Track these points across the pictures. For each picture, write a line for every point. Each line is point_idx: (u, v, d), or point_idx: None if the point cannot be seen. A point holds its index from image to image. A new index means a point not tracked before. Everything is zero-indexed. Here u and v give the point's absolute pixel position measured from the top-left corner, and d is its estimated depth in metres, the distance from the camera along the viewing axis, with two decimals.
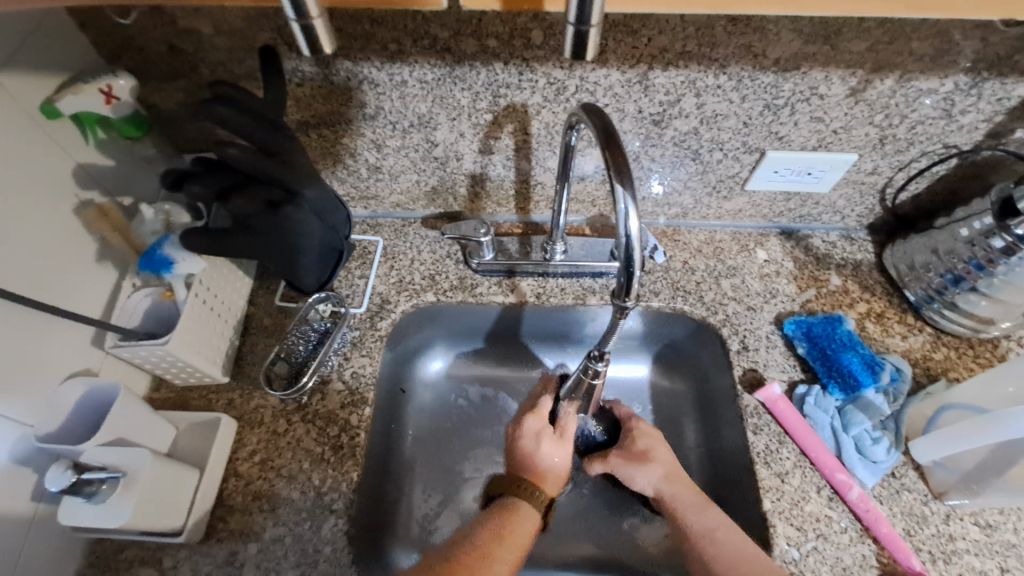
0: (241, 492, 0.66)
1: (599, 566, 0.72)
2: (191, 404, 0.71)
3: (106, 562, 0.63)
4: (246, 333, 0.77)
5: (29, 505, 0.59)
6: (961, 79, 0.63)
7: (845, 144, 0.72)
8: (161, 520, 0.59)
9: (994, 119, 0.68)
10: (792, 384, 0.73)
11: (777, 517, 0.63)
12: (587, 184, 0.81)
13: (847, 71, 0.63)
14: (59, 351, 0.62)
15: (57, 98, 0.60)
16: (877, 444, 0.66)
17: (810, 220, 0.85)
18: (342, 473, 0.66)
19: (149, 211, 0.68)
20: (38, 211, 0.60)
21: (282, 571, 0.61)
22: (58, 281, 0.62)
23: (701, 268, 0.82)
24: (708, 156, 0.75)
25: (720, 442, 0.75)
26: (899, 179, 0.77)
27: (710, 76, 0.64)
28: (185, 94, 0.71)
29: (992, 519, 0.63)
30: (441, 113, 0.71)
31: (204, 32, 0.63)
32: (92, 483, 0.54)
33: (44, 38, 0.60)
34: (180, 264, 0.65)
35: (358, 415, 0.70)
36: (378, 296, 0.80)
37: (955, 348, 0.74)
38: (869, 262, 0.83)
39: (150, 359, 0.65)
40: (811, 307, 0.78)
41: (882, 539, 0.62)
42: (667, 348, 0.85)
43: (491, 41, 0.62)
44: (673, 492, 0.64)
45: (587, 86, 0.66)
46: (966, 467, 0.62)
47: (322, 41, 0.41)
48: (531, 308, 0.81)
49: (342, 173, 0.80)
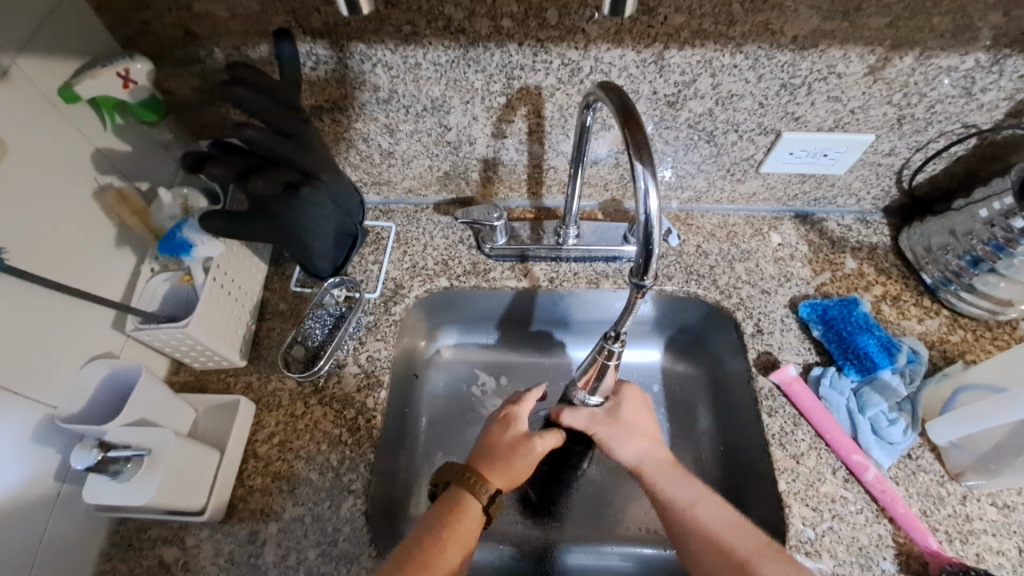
0: (260, 473, 0.67)
1: (613, 547, 0.73)
2: (210, 386, 0.72)
3: (129, 543, 0.64)
4: (262, 318, 0.77)
5: (54, 484, 0.60)
6: (982, 57, 0.63)
7: (862, 124, 0.72)
8: (182, 499, 0.60)
9: (1015, 97, 0.67)
10: (807, 366, 0.72)
11: (792, 498, 0.64)
12: (600, 168, 0.81)
13: (865, 49, 0.63)
14: (80, 333, 0.63)
15: (75, 82, 0.61)
16: (893, 426, 0.66)
17: (825, 204, 0.84)
18: (360, 454, 0.67)
19: (167, 195, 0.69)
20: (57, 194, 0.61)
21: (302, 550, 0.62)
22: (78, 265, 0.63)
23: (714, 252, 0.82)
24: (723, 138, 0.75)
25: (733, 425, 0.76)
26: (916, 159, 0.76)
27: (726, 56, 0.64)
28: (199, 80, 0.71)
29: (1010, 499, 0.63)
30: (454, 96, 0.71)
31: (220, 16, 0.63)
32: (117, 461, 0.56)
33: (61, 23, 0.60)
34: (200, 247, 0.66)
35: (375, 398, 0.71)
36: (392, 281, 0.80)
37: (972, 331, 0.74)
38: (885, 245, 0.82)
39: (170, 342, 0.66)
40: (826, 290, 0.78)
41: (899, 519, 0.62)
42: (679, 332, 0.85)
43: (505, 21, 0.62)
44: (654, 471, 0.61)
45: (602, 66, 0.66)
46: (985, 448, 0.61)
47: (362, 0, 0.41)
48: (544, 292, 0.81)
49: (355, 159, 0.80)
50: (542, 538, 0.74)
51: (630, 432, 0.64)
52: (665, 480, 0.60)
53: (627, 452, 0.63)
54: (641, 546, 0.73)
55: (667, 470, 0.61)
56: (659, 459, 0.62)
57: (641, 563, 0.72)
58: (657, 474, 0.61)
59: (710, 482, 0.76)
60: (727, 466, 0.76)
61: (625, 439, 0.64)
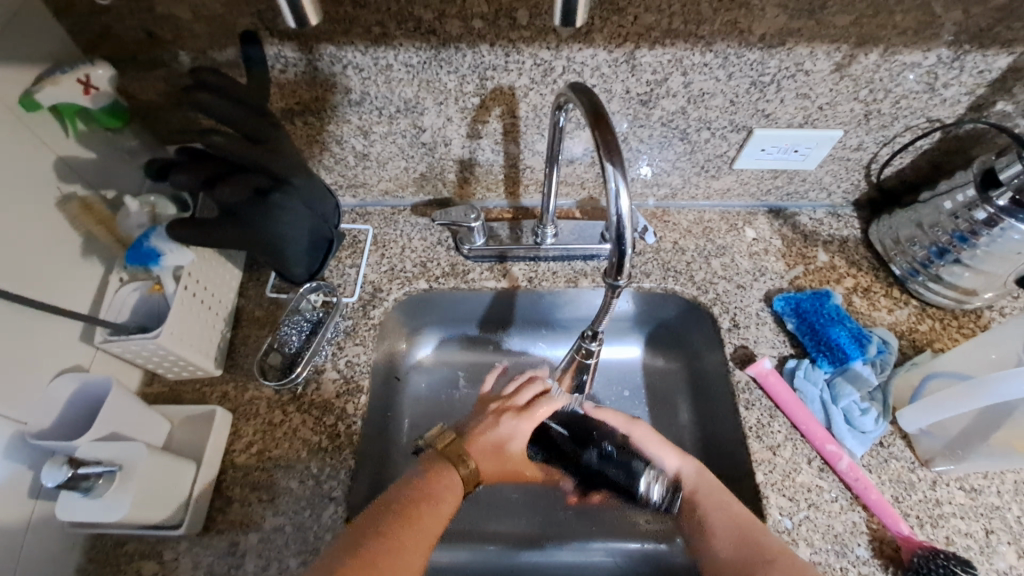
0: (239, 483, 0.66)
1: (594, 542, 0.74)
2: (185, 397, 0.71)
3: (105, 558, 0.63)
4: (237, 326, 0.76)
5: (26, 502, 0.58)
6: (944, 53, 0.64)
7: (831, 120, 0.73)
8: (159, 514, 0.59)
9: (976, 92, 0.68)
10: (782, 359, 0.74)
11: (769, 489, 0.65)
12: (575, 167, 0.81)
13: (832, 46, 0.64)
14: (47, 348, 0.61)
15: (35, 89, 0.59)
16: (865, 415, 0.68)
17: (797, 198, 0.86)
18: (340, 460, 0.67)
19: (133, 203, 0.68)
20: (19, 205, 0.59)
21: (283, 560, 0.61)
22: (45, 278, 0.61)
23: (691, 248, 0.83)
24: (696, 136, 0.75)
25: (713, 419, 0.77)
26: (884, 154, 0.78)
27: (696, 54, 0.64)
28: (166, 84, 0.70)
29: (977, 483, 0.65)
30: (427, 97, 0.70)
31: (184, 18, 0.62)
32: (88, 478, 0.54)
33: (18, 28, 0.58)
34: (168, 256, 0.64)
35: (355, 404, 0.70)
36: (370, 284, 0.79)
37: (940, 320, 0.76)
38: (856, 238, 0.84)
39: (141, 353, 0.64)
40: (799, 283, 0.79)
41: (871, 506, 0.63)
42: (658, 328, 0.85)
43: (476, 22, 0.61)
44: (697, 483, 0.64)
45: (574, 66, 0.66)
46: (953, 434, 0.63)
47: (308, 13, 0.40)
48: (523, 293, 0.81)
49: (329, 162, 0.79)
50: (525, 539, 0.74)
51: (663, 444, 0.69)
52: (701, 488, 0.63)
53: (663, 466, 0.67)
54: (625, 541, 0.74)
55: (706, 475, 0.65)
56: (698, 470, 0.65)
57: (627, 558, 0.73)
58: (699, 481, 0.64)
59: None
60: (707, 459, 0.76)
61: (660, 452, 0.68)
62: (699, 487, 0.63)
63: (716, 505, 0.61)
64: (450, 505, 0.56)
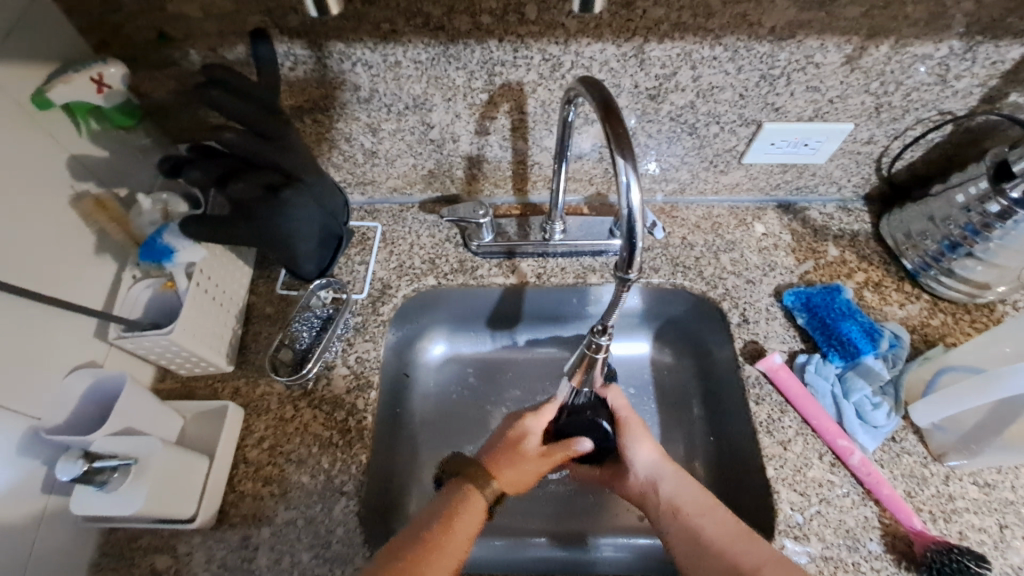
0: (251, 478, 0.66)
1: (604, 537, 0.74)
2: (197, 393, 0.72)
3: (120, 552, 0.63)
4: (248, 322, 0.77)
5: (41, 496, 0.59)
6: (956, 44, 0.64)
7: (841, 113, 0.73)
8: (173, 507, 0.59)
9: (988, 84, 0.68)
10: (793, 354, 0.73)
11: (780, 484, 0.65)
12: (584, 163, 0.81)
13: (842, 38, 0.63)
14: (61, 344, 0.62)
15: (48, 87, 0.60)
16: (877, 410, 0.67)
17: (807, 193, 0.85)
18: (351, 456, 0.67)
19: (146, 202, 0.69)
20: (32, 202, 0.59)
21: (295, 554, 0.62)
22: (58, 275, 0.62)
23: (700, 243, 0.82)
24: (705, 130, 0.75)
25: (722, 414, 0.76)
26: (895, 147, 0.77)
27: (705, 48, 0.64)
28: (176, 83, 0.70)
29: (991, 477, 0.64)
30: (436, 94, 0.70)
31: (194, 17, 0.62)
32: (103, 471, 0.55)
33: (31, 28, 0.59)
34: (181, 252, 0.65)
35: (365, 399, 0.71)
36: (379, 281, 0.80)
37: (952, 314, 0.75)
38: (866, 232, 0.83)
39: (154, 349, 0.65)
40: (810, 278, 0.79)
41: (884, 501, 0.63)
42: (668, 324, 0.85)
43: (484, 17, 0.62)
44: (674, 487, 0.62)
45: (583, 61, 0.66)
46: (966, 428, 0.63)
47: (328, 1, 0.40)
48: (532, 289, 0.81)
49: (338, 159, 0.80)
50: (535, 536, 0.74)
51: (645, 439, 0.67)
52: (679, 494, 0.61)
53: (641, 460, 0.65)
54: (634, 536, 0.74)
55: (677, 477, 0.63)
56: (676, 473, 0.63)
57: (637, 553, 0.73)
58: (676, 487, 0.62)
59: (700, 472, 0.77)
60: (717, 455, 0.76)
61: (641, 444, 0.66)
62: (675, 491, 0.61)
63: (697, 513, 0.59)
64: (470, 523, 0.56)
